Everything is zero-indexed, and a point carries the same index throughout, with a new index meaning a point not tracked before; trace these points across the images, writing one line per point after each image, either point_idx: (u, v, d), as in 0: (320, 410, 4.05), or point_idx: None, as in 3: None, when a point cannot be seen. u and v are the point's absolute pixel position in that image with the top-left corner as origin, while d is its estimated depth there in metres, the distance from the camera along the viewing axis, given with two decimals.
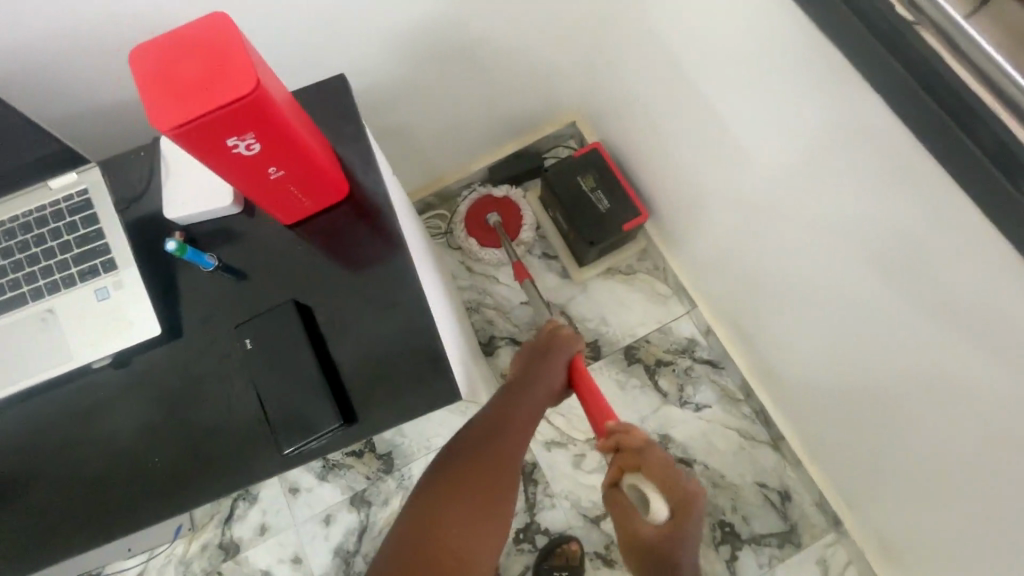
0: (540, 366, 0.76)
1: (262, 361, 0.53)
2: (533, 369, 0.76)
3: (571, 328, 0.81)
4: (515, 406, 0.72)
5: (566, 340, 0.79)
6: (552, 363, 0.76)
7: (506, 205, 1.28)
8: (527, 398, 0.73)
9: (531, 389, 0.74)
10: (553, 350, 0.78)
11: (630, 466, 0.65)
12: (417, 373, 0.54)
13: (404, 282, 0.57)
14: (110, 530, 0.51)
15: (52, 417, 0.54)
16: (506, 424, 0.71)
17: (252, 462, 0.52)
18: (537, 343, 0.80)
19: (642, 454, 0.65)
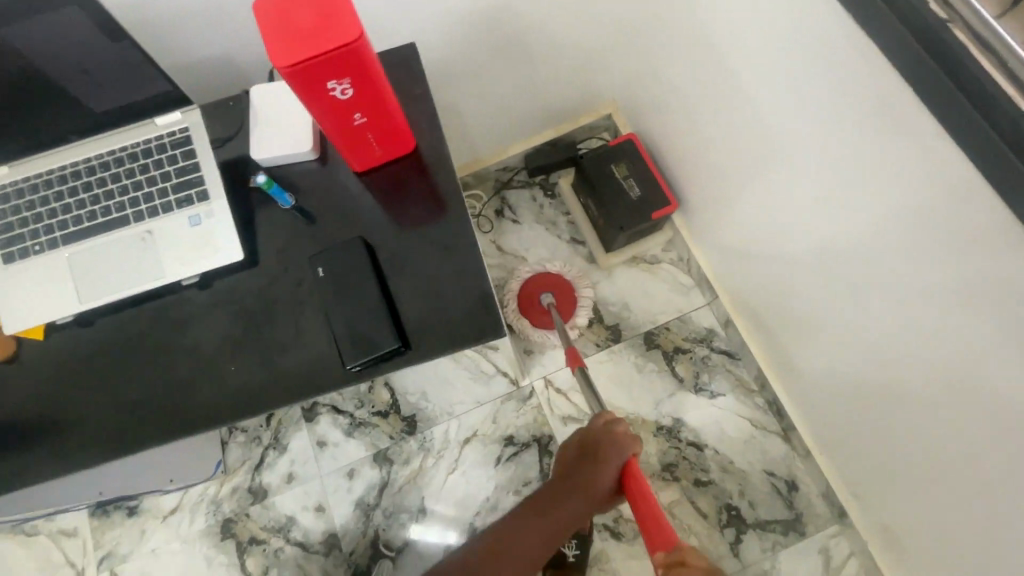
0: (588, 464, 0.74)
1: (331, 288, 0.59)
2: (582, 469, 0.75)
3: (629, 428, 0.77)
4: (552, 503, 0.74)
5: (621, 444, 0.75)
6: (604, 469, 0.73)
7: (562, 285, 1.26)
8: (573, 497, 0.74)
9: (580, 485, 0.74)
10: (606, 450, 0.75)
11: None
12: (468, 309, 0.60)
13: (460, 230, 0.63)
14: (189, 427, 0.58)
15: (143, 326, 0.61)
16: (543, 515, 0.75)
17: (317, 377, 0.58)
18: (592, 436, 0.78)
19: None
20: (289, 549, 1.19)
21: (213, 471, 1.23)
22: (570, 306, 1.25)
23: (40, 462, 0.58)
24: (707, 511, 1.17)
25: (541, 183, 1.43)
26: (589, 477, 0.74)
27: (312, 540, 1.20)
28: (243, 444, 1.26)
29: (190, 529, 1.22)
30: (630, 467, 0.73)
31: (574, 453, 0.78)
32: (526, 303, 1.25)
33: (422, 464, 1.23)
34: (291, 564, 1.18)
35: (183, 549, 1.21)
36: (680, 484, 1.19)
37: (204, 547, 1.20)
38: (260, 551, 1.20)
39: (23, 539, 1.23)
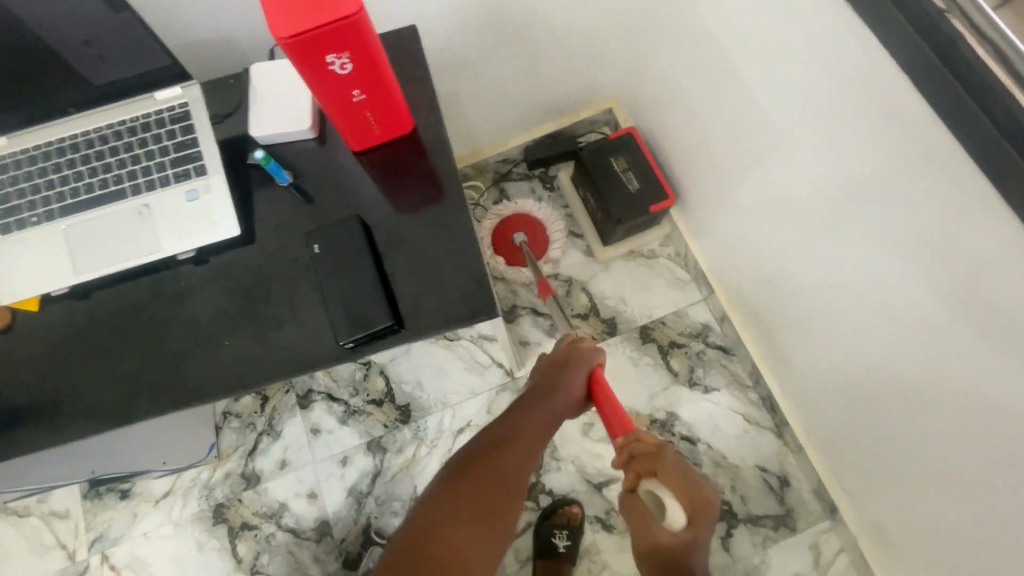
0: (561, 374, 0.79)
1: (327, 265, 0.59)
2: (551, 381, 0.79)
3: (591, 341, 0.84)
4: (528, 416, 0.77)
5: (585, 351, 0.82)
6: (573, 376, 0.79)
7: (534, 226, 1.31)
8: (548, 406, 0.78)
9: (554, 394, 0.78)
10: (574, 360, 0.81)
11: (647, 471, 0.64)
12: (463, 289, 0.60)
13: (457, 211, 0.63)
14: (182, 401, 0.58)
15: (138, 300, 0.61)
16: (530, 422, 0.77)
17: (312, 354, 0.58)
18: (559, 354, 0.84)
19: (658, 460, 0.64)
20: (280, 534, 1.19)
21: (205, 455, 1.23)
22: (540, 244, 1.30)
23: (32, 432, 0.58)
24: None
25: (540, 176, 1.43)
26: (561, 389, 0.78)
27: (303, 526, 1.20)
28: (237, 429, 1.26)
29: (182, 513, 1.22)
30: (594, 373, 0.80)
31: (544, 373, 0.82)
32: (501, 241, 1.29)
33: (415, 453, 1.23)
34: (282, 550, 1.19)
35: (174, 533, 1.21)
36: None
37: (195, 532, 1.20)
38: (252, 536, 1.20)
39: (14, 520, 1.23)
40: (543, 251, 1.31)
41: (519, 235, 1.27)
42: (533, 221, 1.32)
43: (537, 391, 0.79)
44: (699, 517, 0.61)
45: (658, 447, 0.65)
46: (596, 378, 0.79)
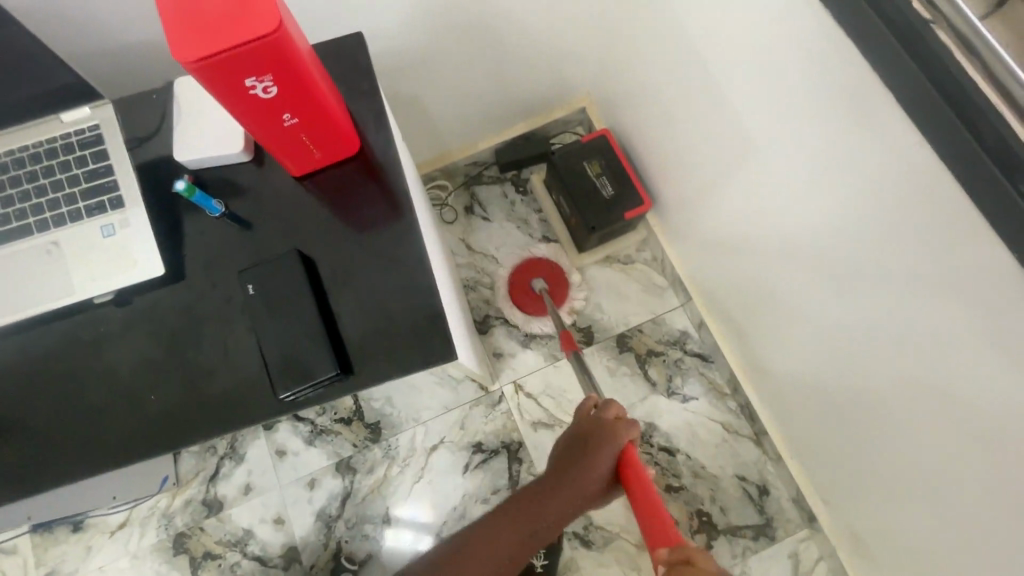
0: (588, 452, 0.69)
1: (264, 307, 0.54)
2: (576, 464, 0.69)
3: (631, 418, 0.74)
4: (551, 495, 0.69)
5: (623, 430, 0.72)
6: (601, 452, 0.69)
7: (548, 269, 1.27)
8: (577, 480, 0.68)
9: (580, 467, 0.69)
10: (602, 436, 0.70)
11: (682, 564, 0.45)
12: (418, 329, 0.55)
13: (410, 241, 0.58)
14: (103, 463, 0.52)
15: (51, 349, 0.55)
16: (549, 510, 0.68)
17: (249, 405, 0.53)
18: (587, 428, 0.73)
19: (700, 557, 0.45)
20: (246, 563, 1.14)
21: (162, 484, 1.16)
22: (561, 289, 1.26)
23: None
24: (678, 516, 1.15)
25: (512, 179, 1.37)
26: (584, 472, 0.68)
27: (270, 554, 1.15)
28: (196, 453, 1.20)
29: (140, 545, 1.15)
30: (627, 448, 0.69)
31: (570, 442, 0.73)
32: (518, 289, 1.26)
33: (387, 473, 1.19)
34: None
35: (132, 566, 1.14)
36: None
37: (155, 564, 1.14)
38: (215, 566, 1.14)
39: None
40: (563, 292, 1.26)
41: (540, 282, 1.24)
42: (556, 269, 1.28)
43: (563, 465, 0.70)
44: None
45: (699, 552, 0.45)
46: (627, 456, 0.68)
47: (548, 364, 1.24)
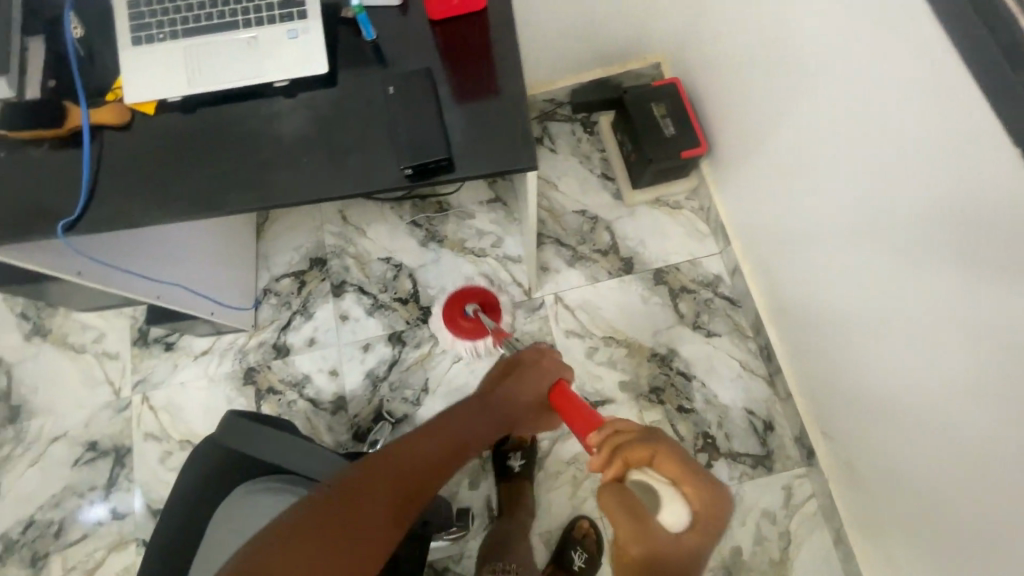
0: (522, 374, 0.93)
1: (400, 105, 0.70)
2: (523, 372, 0.93)
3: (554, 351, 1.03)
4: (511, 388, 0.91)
5: (552, 360, 0.96)
6: (531, 375, 0.92)
7: (478, 292, 1.31)
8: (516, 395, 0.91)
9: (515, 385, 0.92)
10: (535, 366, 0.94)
11: (637, 457, 0.55)
12: (512, 142, 0.69)
13: (514, 80, 0.72)
14: (262, 199, 0.69)
15: (235, 116, 0.72)
16: (512, 395, 0.90)
17: (376, 176, 0.68)
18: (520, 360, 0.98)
19: (652, 440, 0.56)
20: (301, 402, 1.32)
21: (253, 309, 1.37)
22: (495, 311, 1.30)
23: (136, 206, 0.69)
24: (684, 434, 1.25)
25: (582, 120, 1.50)
26: (527, 377, 0.92)
27: (322, 398, 1.32)
28: (273, 305, 1.39)
29: (217, 370, 1.35)
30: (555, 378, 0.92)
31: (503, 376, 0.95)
32: (453, 322, 1.27)
33: (431, 350, 1.34)
34: (301, 415, 1.31)
35: (208, 386, 1.34)
36: (664, 407, 1.27)
37: (227, 388, 1.34)
38: (275, 399, 1.32)
39: (71, 353, 1.38)
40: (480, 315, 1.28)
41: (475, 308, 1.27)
42: (484, 292, 1.32)
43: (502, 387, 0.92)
44: (707, 507, 0.51)
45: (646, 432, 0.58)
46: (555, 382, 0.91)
47: (588, 284, 1.36)
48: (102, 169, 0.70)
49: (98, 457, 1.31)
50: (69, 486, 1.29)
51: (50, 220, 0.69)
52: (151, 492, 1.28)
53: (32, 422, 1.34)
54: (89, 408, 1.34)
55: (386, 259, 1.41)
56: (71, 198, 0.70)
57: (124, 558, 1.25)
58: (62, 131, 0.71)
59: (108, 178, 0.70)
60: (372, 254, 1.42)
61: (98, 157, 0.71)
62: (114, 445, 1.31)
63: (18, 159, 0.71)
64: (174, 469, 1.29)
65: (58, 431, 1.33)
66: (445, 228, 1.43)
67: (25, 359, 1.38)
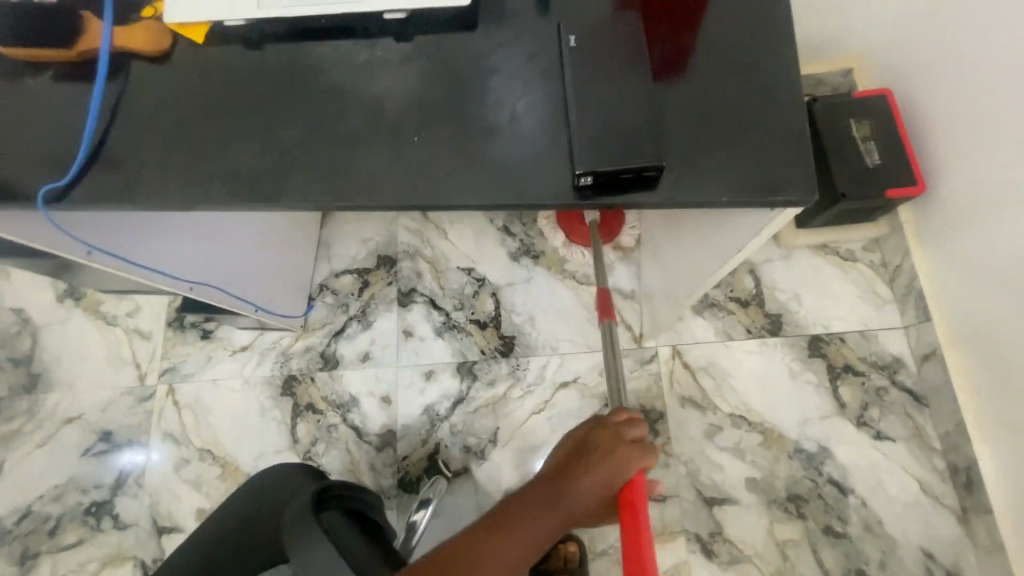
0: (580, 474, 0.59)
1: (582, 64, 0.41)
2: (577, 471, 0.59)
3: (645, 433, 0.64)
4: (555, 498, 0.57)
5: (638, 448, 0.61)
6: (602, 468, 0.58)
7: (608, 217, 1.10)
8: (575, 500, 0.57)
9: (574, 479, 0.58)
10: (614, 454, 0.60)
11: None
12: (763, 155, 0.40)
13: (771, 49, 0.43)
14: (339, 194, 0.43)
15: (318, 59, 0.47)
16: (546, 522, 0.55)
17: (525, 183, 0.42)
18: (594, 437, 0.63)
19: None
20: (343, 428, 1.09)
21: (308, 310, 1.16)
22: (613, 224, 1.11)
23: (154, 179, 0.45)
24: (830, 567, 0.93)
25: None
26: (580, 482, 0.58)
27: (368, 429, 1.08)
28: (328, 305, 1.16)
29: (254, 372, 1.14)
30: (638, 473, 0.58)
31: (564, 460, 0.62)
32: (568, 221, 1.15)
33: (507, 393, 1.08)
34: (341, 445, 1.08)
35: (242, 390, 1.14)
36: (806, 524, 0.95)
37: (262, 396, 1.13)
38: (314, 420, 1.10)
39: (101, 324, 1.21)
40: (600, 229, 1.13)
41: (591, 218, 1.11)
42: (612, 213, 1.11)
43: (558, 480, 0.59)
44: None
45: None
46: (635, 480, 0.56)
47: (719, 341, 1.05)
48: (117, 117, 0.47)
49: (110, 450, 1.13)
50: (74, 479, 1.12)
51: (30, 183, 0.46)
52: (159, 505, 1.09)
53: (47, 396, 1.17)
54: (109, 391, 1.16)
55: (466, 270, 1.16)
56: (67, 155, 0.47)
57: None
58: (73, 54, 0.48)
59: (122, 132, 0.47)
60: (451, 261, 1.17)
61: (116, 98, 0.47)
62: (130, 440, 1.13)
63: (8, 89, 0.49)
64: (189, 482, 1.10)
65: (72, 412, 1.16)
66: (544, 242, 1.17)
67: (52, 323, 1.22)
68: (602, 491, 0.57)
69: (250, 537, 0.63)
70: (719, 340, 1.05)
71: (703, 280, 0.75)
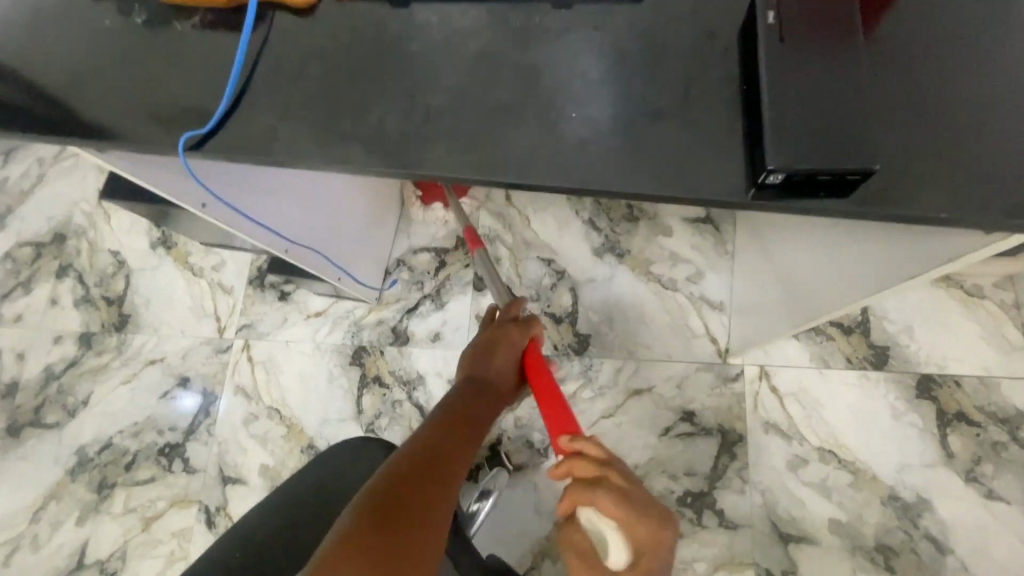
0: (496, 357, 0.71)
1: (783, 41, 0.36)
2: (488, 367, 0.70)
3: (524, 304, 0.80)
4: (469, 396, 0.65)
5: (520, 327, 0.74)
6: (504, 352, 0.71)
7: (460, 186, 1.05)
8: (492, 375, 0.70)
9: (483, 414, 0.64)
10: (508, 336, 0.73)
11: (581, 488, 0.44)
12: (974, 176, 0.38)
13: (979, 64, 0.40)
14: (490, 166, 0.40)
15: (473, 23, 0.44)
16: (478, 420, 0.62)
17: (697, 172, 0.37)
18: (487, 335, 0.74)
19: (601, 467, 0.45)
20: (408, 406, 1.09)
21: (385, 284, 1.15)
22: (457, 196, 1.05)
23: (293, 134, 0.44)
24: None
25: None
26: (494, 361, 0.71)
27: (433, 409, 1.08)
28: (403, 281, 1.15)
29: (326, 338, 1.16)
30: (532, 343, 0.73)
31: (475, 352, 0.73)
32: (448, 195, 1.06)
33: (577, 392, 1.02)
34: (404, 422, 1.08)
35: (313, 354, 1.15)
36: None
37: (332, 363, 1.14)
38: (380, 393, 1.10)
39: (188, 275, 1.25)
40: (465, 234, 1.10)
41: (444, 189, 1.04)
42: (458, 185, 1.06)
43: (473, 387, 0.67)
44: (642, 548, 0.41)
45: (600, 466, 0.45)
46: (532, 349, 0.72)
47: (814, 367, 0.97)
48: (261, 66, 0.46)
49: (187, 396, 1.17)
50: (151, 418, 1.17)
51: (174, 126, 0.46)
52: (226, 455, 1.13)
53: (134, 336, 1.23)
54: (190, 339, 1.21)
55: (546, 261, 1.11)
56: (210, 100, 0.46)
57: (184, 519, 1.10)
58: (226, 2, 0.47)
59: (263, 83, 0.45)
60: (531, 250, 1.12)
61: (261, 45, 0.46)
62: (205, 388, 1.17)
63: (160, 33, 0.49)
64: (256, 437, 1.13)
65: (155, 355, 1.21)
66: (631, 241, 1.10)
67: (145, 268, 1.27)
68: (511, 367, 0.72)
69: (325, 508, 0.65)
70: (813, 367, 0.97)
71: (816, 311, 0.68)
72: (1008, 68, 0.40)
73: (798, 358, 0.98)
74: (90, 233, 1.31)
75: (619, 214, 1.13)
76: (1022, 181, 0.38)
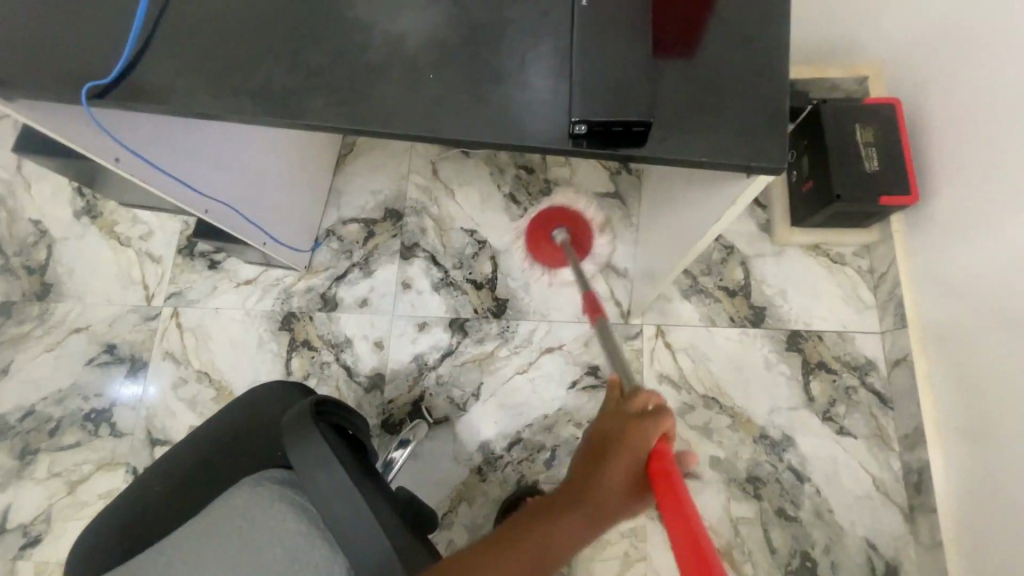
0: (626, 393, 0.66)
1: (593, 19, 0.45)
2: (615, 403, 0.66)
3: None
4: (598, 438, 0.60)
5: None
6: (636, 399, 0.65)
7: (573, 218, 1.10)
8: None
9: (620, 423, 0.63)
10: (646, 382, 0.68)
11: None
12: (744, 129, 0.47)
13: (762, 41, 0.49)
14: (361, 117, 0.47)
15: None
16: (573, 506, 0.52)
17: (526, 124, 0.46)
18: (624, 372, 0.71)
19: None
20: (335, 367, 1.14)
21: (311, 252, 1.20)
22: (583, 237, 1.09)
23: (189, 87, 0.49)
24: (778, 545, 0.98)
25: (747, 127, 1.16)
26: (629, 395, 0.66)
27: (359, 370, 1.14)
28: (333, 250, 1.20)
29: (256, 305, 1.19)
30: None
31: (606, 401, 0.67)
32: (540, 233, 1.09)
33: (494, 351, 1.12)
34: (333, 382, 1.13)
35: (243, 320, 1.19)
36: (761, 505, 1.00)
37: (262, 328, 1.18)
38: (309, 356, 1.15)
39: (115, 245, 1.25)
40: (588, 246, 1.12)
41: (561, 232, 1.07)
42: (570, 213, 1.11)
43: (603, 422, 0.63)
44: None
45: None
46: None
47: (703, 325, 1.10)
48: (160, 26, 0.51)
49: (113, 364, 1.18)
50: (76, 385, 1.18)
51: (76, 76, 0.50)
52: (154, 419, 1.15)
53: (57, 306, 1.22)
54: (117, 307, 1.21)
55: (469, 232, 1.19)
56: (109, 54, 0.50)
57: (109, 481, 1.12)
58: None
59: (161, 42, 0.50)
60: (456, 222, 1.20)
61: (159, 9, 0.51)
62: (132, 355, 1.19)
63: None
64: (184, 400, 1.16)
65: (80, 323, 1.21)
66: None
67: (69, 237, 1.26)
68: None
69: (238, 445, 0.71)
70: (702, 325, 1.09)
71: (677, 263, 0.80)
72: (783, 45, 0.49)
73: (689, 318, 1.10)
74: (9, 202, 1.28)
75: (537, 188, 1.21)
76: (783, 131, 0.47)
